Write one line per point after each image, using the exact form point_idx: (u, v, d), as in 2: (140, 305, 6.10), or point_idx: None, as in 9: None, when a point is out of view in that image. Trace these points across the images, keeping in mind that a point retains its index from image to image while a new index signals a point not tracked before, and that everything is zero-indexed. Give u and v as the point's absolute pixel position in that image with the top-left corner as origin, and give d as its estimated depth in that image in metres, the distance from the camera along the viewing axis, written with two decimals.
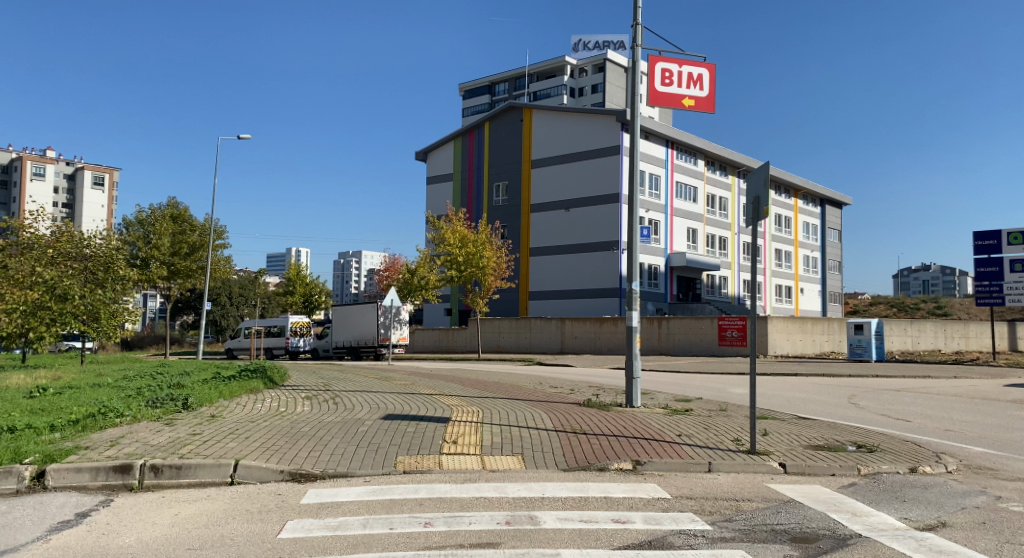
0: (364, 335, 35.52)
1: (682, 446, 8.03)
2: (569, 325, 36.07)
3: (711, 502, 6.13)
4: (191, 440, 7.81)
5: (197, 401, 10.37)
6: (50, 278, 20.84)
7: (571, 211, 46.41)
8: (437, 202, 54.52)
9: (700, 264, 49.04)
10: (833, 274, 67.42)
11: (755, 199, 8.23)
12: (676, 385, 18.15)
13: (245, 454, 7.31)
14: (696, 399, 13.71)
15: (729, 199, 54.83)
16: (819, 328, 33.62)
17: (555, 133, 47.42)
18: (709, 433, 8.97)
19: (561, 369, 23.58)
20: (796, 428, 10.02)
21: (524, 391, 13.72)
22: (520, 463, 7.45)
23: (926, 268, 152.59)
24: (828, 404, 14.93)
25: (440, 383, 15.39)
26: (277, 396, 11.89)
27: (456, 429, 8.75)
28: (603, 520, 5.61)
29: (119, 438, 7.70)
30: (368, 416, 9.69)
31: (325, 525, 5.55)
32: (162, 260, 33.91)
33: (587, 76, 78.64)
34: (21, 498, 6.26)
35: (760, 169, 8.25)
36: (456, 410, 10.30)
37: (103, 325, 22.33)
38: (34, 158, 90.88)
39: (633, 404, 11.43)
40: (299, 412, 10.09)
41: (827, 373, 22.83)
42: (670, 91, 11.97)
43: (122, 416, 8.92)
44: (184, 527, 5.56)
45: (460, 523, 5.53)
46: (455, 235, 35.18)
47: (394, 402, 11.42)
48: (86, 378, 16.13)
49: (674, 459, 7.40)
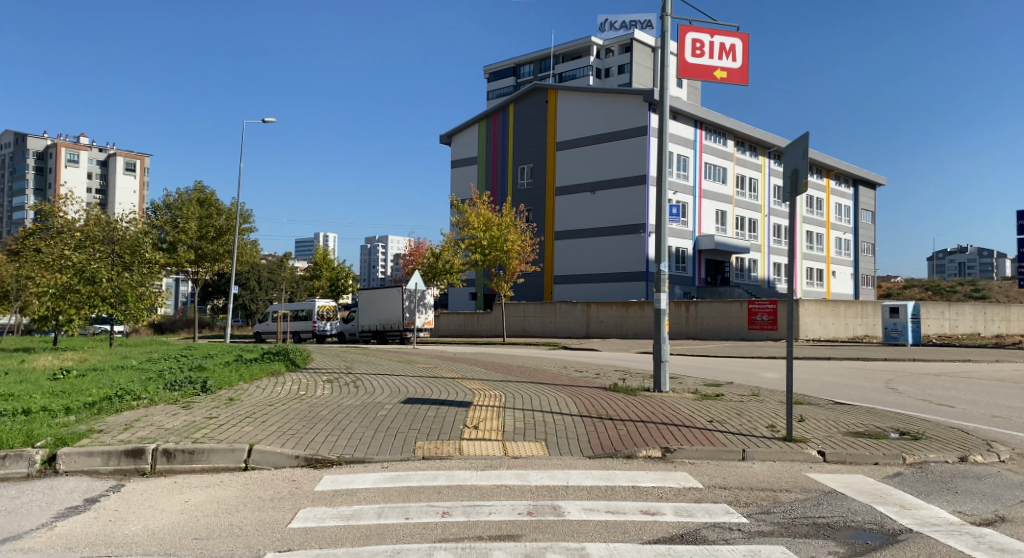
0: (389, 318, 35.47)
1: (714, 432, 7.66)
2: (595, 309, 35.66)
3: (747, 492, 5.78)
4: (207, 423, 7.64)
5: (215, 384, 10.26)
6: (78, 262, 21.14)
7: (596, 194, 45.84)
8: (462, 186, 54.18)
9: (729, 247, 48.22)
10: (865, 257, 66.05)
11: (792, 171, 7.77)
12: (706, 370, 17.71)
13: (261, 438, 7.11)
14: (726, 384, 13.29)
15: (759, 180, 53.78)
16: (852, 311, 32.79)
17: (581, 114, 46.76)
18: (742, 419, 8.57)
19: (587, 353, 23.22)
20: (834, 414, 9.57)
21: (549, 375, 13.40)
22: (543, 450, 7.14)
23: (962, 251, 149.99)
24: (864, 388, 14.51)
25: (463, 367, 15.18)
26: (298, 379, 11.69)
27: (478, 414, 8.47)
28: (630, 512, 5.28)
29: (134, 421, 7.52)
30: (388, 400, 9.45)
31: (338, 514, 5.29)
32: (189, 243, 34.21)
33: (613, 57, 77.70)
34: (32, 483, 6.10)
35: (799, 140, 7.73)
36: (478, 394, 10.05)
37: (131, 309, 22.25)
38: (69, 145, 92.73)
39: (663, 389, 11.05)
40: (318, 395, 9.91)
41: (862, 357, 22.20)
42: (701, 62, 11.49)
43: (139, 399, 8.79)
44: (192, 515, 5.34)
45: (480, 514, 5.24)
46: (480, 219, 35.03)
47: (415, 386, 11.20)
48: (111, 360, 16.15)
49: (706, 446, 7.04)
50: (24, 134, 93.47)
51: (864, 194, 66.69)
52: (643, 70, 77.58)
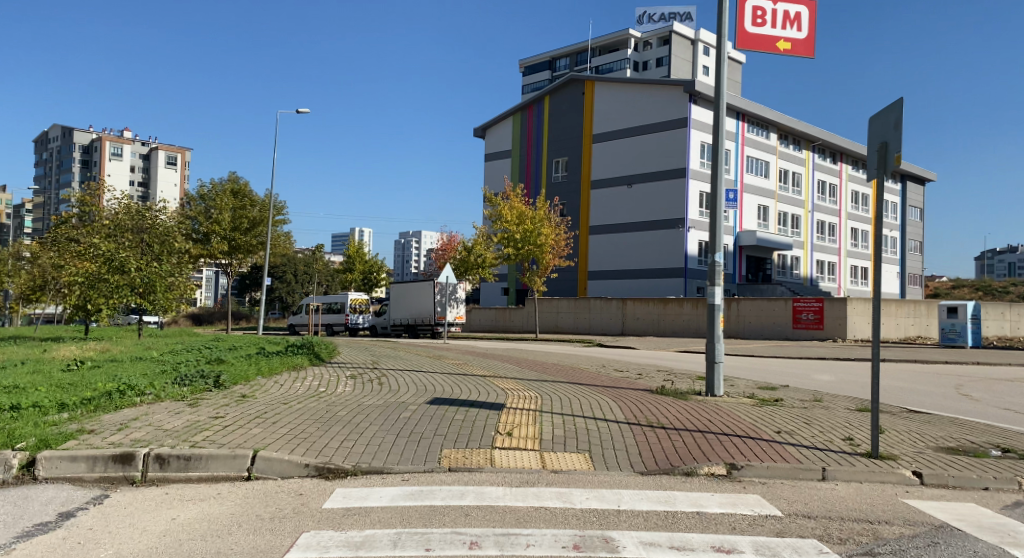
0: (421, 313, 34.82)
1: (785, 446, 6.67)
2: (631, 306, 34.54)
3: (839, 523, 4.80)
4: (211, 424, 6.84)
5: (230, 378, 9.52)
6: (107, 250, 20.60)
7: (633, 187, 44.61)
8: (496, 179, 53.23)
9: (772, 243, 46.67)
10: (913, 255, 63.66)
11: (881, 145, 6.69)
12: (754, 371, 16.61)
13: (268, 443, 6.28)
14: (781, 388, 12.20)
15: (803, 174, 51.99)
16: (904, 311, 31.16)
17: (618, 106, 45.59)
18: (814, 430, 7.55)
19: (623, 352, 22.21)
20: (917, 424, 8.50)
21: (588, 375, 12.47)
22: (588, 464, 6.21)
23: (1012, 250, 145.74)
24: (933, 393, 13.36)
25: (494, 364, 14.27)
26: (319, 375, 10.90)
27: (513, 418, 7.55)
28: (700, 548, 4.33)
29: (131, 420, 6.77)
30: (413, 400, 8.59)
31: (346, 541, 4.43)
32: (222, 235, 33.84)
33: (651, 50, 76.34)
34: (5, 492, 5.36)
35: (890, 105, 6.63)
36: (511, 395, 9.13)
37: (159, 298, 21.76)
38: (113, 138, 94.07)
39: (716, 393, 10.05)
40: (339, 392, 9.13)
41: (922, 359, 20.78)
42: (762, 32, 10.42)
43: (143, 394, 8.05)
44: (175, 538, 4.51)
45: (516, 546, 4.32)
46: (513, 212, 34.04)
47: (444, 384, 10.35)
48: (133, 351, 15.56)
49: (777, 464, 6.08)
50: (71, 128, 95.55)
51: (912, 189, 64.24)
52: (682, 63, 76.04)
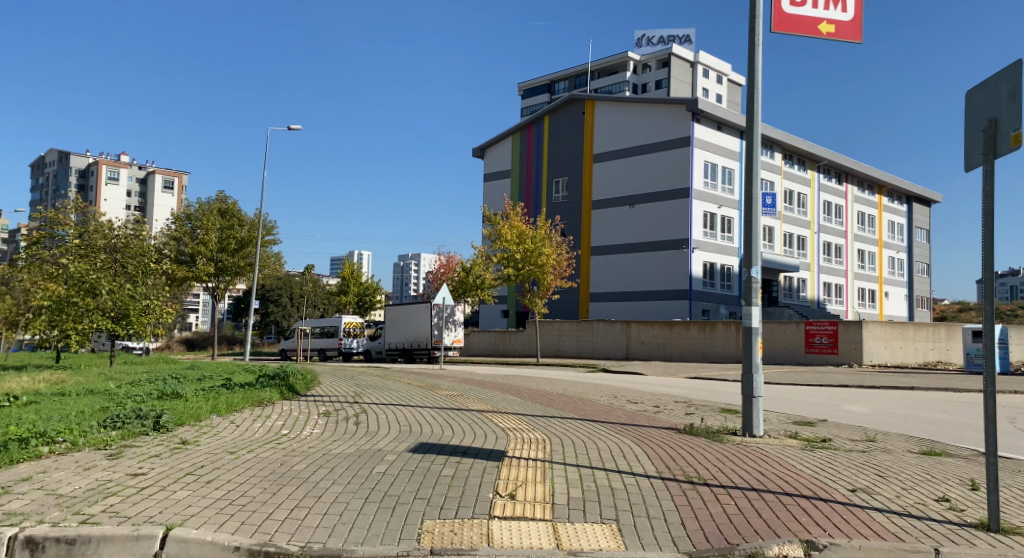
0: (417, 337, 33.19)
1: (872, 514, 5.09)
2: (635, 329, 33.00)
3: None
4: (122, 486, 5.26)
5: (175, 417, 7.96)
6: (77, 272, 19.02)
7: (635, 207, 43.34)
8: (495, 199, 51.93)
9: (776, 264, 45.36)
10: (920, 277, 62.34)
11: (989, 123, 5.21)
12: (778, 401, 15.06)
13: (190, 515, 4.70)
14: (821, 423, 10.65)
15: (808, 195, 50.73)
16: (922, 334, 29.68)
17: (619, 124, 44.38)
18: (897, 488, 5.95)
19: (631, 379, 20.62)
20: (1008, 475, 6.94)
21: (599, 408, 10.91)
22: (617, 541, 4.63)
23: (1013, 273, 144.61)
24: (990, 429, 11.80)
25: (492, 394, 12.68)
26: (287, 412, 9.29)
27: (515, 474, 5.97)
28: None
29: (18, 482, 5.19)
30: (392, 447, 6.99)
31: None
32: (208, 255, 32.34)
33: (650, 72, 75.79)
34: None
35: (1000, 73, 5.18)
36: (512, 439, 7.53)
37: (132, 324, 19.98)
38: (110, 163, 93.22)
39: (756, 433, 8.47)
40: (304, 436, 7.57)
41: (954, 388, 19.14)
42: (801, 13, 9.02)
43: (55, 440, 6.50)
44: None
45: None
46: (513, 231, 32.50)
47: (432, 422, 8.76)
48: (93, 383, 13.97)
49: (873, 542, 4.52)
50: (67, 152, 94.72)
51: (917, 211, 63.19)
52: (682, 84, 75.24)
